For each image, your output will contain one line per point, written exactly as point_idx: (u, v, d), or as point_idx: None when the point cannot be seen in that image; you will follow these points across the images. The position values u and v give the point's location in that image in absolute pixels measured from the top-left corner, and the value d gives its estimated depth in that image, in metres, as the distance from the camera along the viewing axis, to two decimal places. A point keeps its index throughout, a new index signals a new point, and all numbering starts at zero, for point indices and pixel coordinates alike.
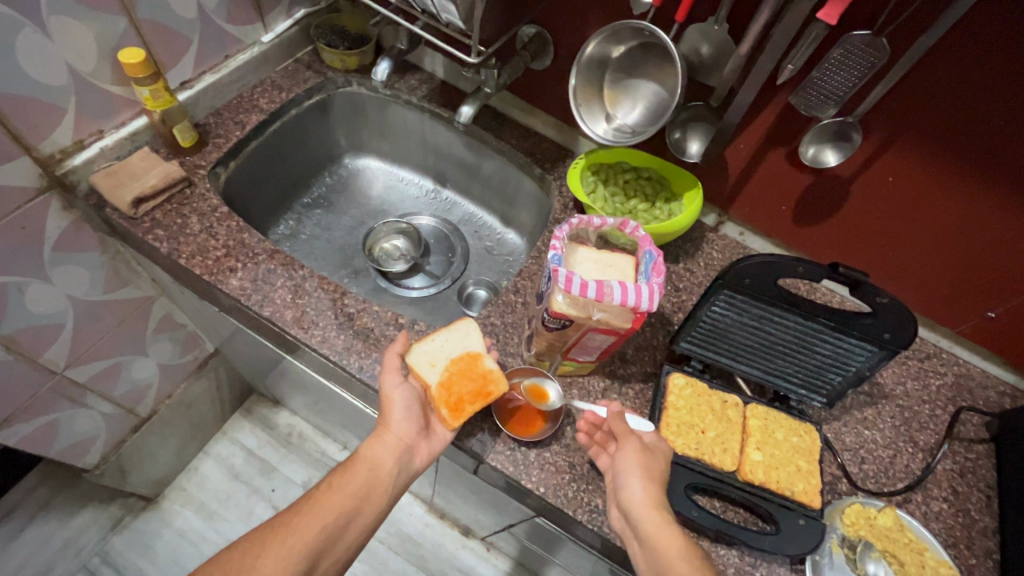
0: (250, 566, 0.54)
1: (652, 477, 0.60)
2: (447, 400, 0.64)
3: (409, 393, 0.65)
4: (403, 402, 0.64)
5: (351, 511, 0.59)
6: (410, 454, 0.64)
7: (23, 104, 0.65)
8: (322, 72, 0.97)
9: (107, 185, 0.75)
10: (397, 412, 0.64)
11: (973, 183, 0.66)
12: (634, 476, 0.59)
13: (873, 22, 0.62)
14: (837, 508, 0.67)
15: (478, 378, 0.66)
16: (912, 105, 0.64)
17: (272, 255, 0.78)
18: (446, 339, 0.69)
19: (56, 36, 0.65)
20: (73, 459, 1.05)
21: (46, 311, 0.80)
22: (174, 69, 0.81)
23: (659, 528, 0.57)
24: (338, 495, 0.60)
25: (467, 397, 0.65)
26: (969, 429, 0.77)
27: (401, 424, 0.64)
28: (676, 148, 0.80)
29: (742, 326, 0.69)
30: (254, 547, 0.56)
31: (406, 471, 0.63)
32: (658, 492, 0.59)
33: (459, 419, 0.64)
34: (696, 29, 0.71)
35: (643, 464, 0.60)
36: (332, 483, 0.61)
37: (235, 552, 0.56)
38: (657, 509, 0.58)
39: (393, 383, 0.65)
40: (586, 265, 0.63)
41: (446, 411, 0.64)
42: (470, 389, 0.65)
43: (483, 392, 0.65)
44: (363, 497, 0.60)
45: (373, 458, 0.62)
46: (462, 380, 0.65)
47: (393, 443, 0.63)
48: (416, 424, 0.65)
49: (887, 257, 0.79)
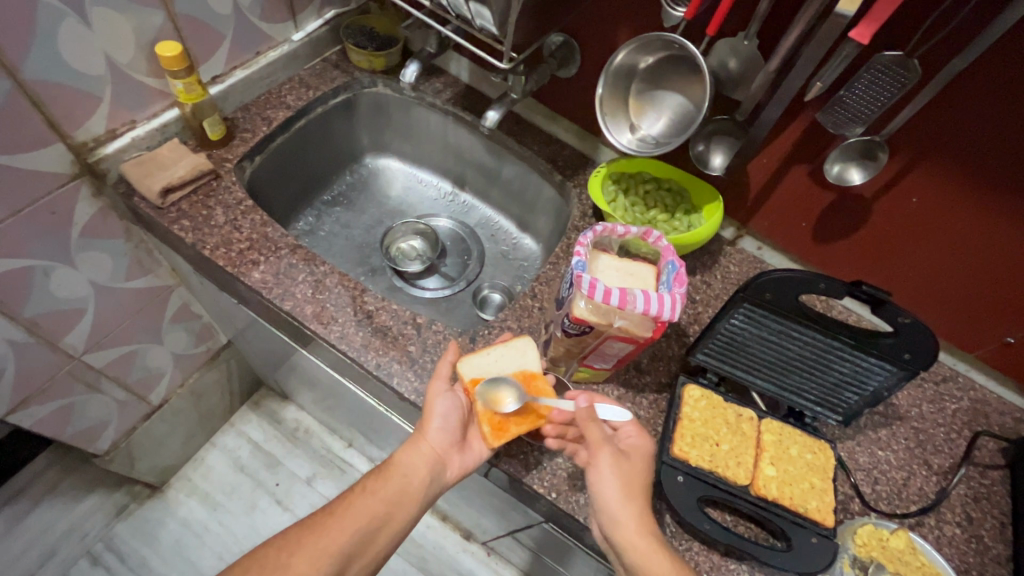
0: (281, 564, 0.55)
1: (632, 493, 0.60)
2: (492, 417, 0.64)
3: (452, 404, 0.65)
4: (443, 413, 0.64)
5: (383, 517, 0.60)
6: (443, 465, 0.64)
7: (59, 91, 0.66)
8: (349, 72, 0.98)
9: (137, 174, 0.77)
10: (436, 421, 0.64)
11: (999, 208, 0.66)
12: (610, 488, 0.60)
13: (906, 42, 0.62)
14: (849, 528, 0.67)
15: (528, 400, 0.65)
16: (940, 128, 0.65)
17: (295, 250, 0.79)
18: (502, 354, 0.68)
19: (97, 27, 0.66)
20: (86, 443, 1.05)
21: (69, 296, 0.81)
22: (206, 64, 0.82)
23: (641, 552, 0.58)
24: (371, 500, 0.60)
25: (513, 418, 0.64)
26: (985, 454, 0.76)
27: (437, 435, 0.64)
28: (698, 161, 0.80)
29: (759, 340, 0.70)
30: (289, 546, 0.56)
31: (437, 481, 0.63)
32: (638, 511, 0.60)
33: (502, 438, 0.63)
34: (725, 44, 0.72)
35: (620, 479, 0.61)
36: (366, 487, 0.61)
37: (269, 548, 0.56)
38: (638, 531, 0.59)
39: (439, 391, 0.65)
40: (609, 273, 0.63)
41: (489, 428, 0.64)
42: (518, 409, 0.64)
43: (530, 416, 0.65)
44: (395, 504, 0.60)
45: (407, 465, 0.62)
46: (510, 399, 0.65)
47: (428, 453, 0.63)
48: (453, 435, 0.65)
49: (907, 278, 0.79)
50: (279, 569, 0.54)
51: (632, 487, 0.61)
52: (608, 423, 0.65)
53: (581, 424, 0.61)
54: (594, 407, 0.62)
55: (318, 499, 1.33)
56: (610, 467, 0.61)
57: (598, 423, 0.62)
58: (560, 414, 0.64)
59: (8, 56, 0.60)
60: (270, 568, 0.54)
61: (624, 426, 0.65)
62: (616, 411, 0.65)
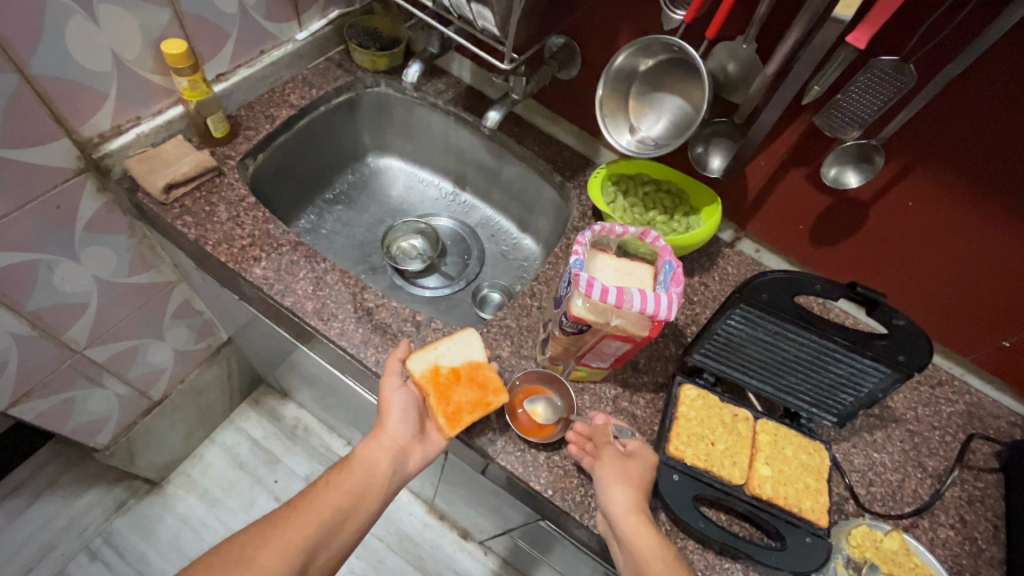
0: (247, 558, 0.55)
1: (630, 483, 0.61)
2: (445, 408, 0.65)
3: (407, 397, 0.66)
4: (400, 405, 0.65)
5: (346, 509, 0.60)
6: (404, 456, 0.64)
7: (65, 87, 0.67)
8: (352, 72, 0.98)
9: (141, 170, 0.77)
10: (395, 414, 0.65)
11: (997, 212, 0.67)
12: (614, 485, 0.61)
13: (902, 47, 0.62)
14: (843, 529, 0.67)
15: (478, 389, 0.66)
16: (936, 132, 0.65)
17: (296, 247, 0.80)
18: (448, 347, 0.69)
19: (104, 24, 0.67)
20: (86, 437, 1.06)
21: (73, 290, 0.82)
22: (211, 62, 0.83)
23: (633, 533, 0.58)
24: (333, 493, 0.61)
25: (466, 407, 0.65)
26: (980, 457, 0.77)
27: (396, 427, 0.65)
28: (697, 163, 0.81)
29: (755, 341, 0.70)
30: (254, 539, 0.57)
31: (400, 472, 0.64)
32: (636, 497, 0.60)
33: (457, 427, 0.64)
34: (725, 47, 0.72)
35: (622, 470, 0.62)
36: (330, 481, 0.62)
37: (234, 543, 0.57)
38: (632, 514, 0.59)
39: (393, 385, 0.66)
40: (607, 272, 0.63)
41: (443, 419, 0.65)
42: (469, 399, 0.66)
43: (482, 403, 0.66)
44: (358, 495, 0.61)
45: (369, 458, 0.63)
46: (461, 390, 0.66)
47: (388, 445, 0.64)
48: (411, 427, 0.65)
49: (905, 282, 0.79)
50: (244, 563, 0.55)
51: (632, 479, 0.61)
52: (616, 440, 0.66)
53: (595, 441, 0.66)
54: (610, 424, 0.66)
55: None
56: (611, 460, 0.62)
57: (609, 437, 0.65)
58: (580, 424, 0.67)
59: (16, 51, 0.61)
60: (237, 563, 0.55)
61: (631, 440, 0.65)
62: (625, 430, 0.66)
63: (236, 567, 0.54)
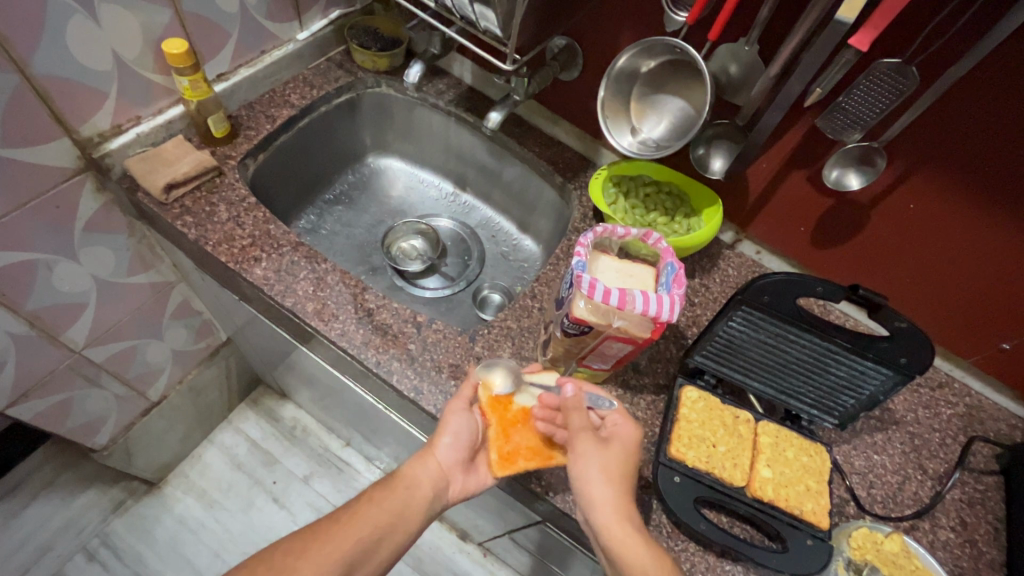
0: (289, 566, 0.54)
1: (612, 479, 0.61)
2: (502, 447, 0.66)
3: (467, 424, 0.66)
4: (456, 431, 0.65)
5: (386, 528, 0.59)
6: (446, 482, 0.65)
7: (65, 86, 0.67)
8: (353, 72, 0.98)
9: (141, 169, 0.77)
10: (448, 438, 0.65)
11: (999, 215, 0.67)
12: (593, 479, 0.61)
13: (904, 50, 0.63)
14: (844, 531, 0.67)
15: (541, 436, 0.66)
16: (936, 135, 0.65)
17: (297, 247, 0.79)
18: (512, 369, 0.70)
19: (104, 23, 0.66)
20: (84, 438, 1.06)
21: (72, 290, 0.82)
22: (212, 61, 0.83)
23: (616, 534, 0.58)
24: (375, 510, 0.60)
25: (523, 453, 0.66)
26: (980, 460, 0.77)
27: (445, 453, 0.65)
28: (699, 164, 0.81)
29: (757, 343, 0.70)
30: (296, 550, 0.55)
31: (440, 499, 0.64)
32: (619, 495, 0.60)
33: (507, 470, 0.65)
34: (726, 49, 0.73)
35: (602, 464, 0.61)
36: (372, 497, 0.61)
37: (275, 551, 0.55)
38: (614, 513, 0.59)
39: (456, 408, 0.65)
40: (609, 274, 0.63)
41: (496, 457, 0.66)
42: (528, 445, 0.66)
43: (541, 454, 0.65)
44: (399, 516, 0.60)
45: (412, 478, 0.63)
46: (524, 432, 0.67)
47: (433, 468, 0.64)
48: (461, 455, 0.65)
49: (906, 285, 0.80)
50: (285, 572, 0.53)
51: (613, 474, 0.61)
52: (594, 411, 0.66)
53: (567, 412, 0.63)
54: (581, 393, 0.64)
55: (314, 497, 1.33)
56: (589, 452, 0.61)
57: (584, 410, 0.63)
58: (548, 397, 0.66)
59: (17, 50, 0.60)
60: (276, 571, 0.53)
61: (611, 415, 0.65)
62: (603, 400, 0.65)
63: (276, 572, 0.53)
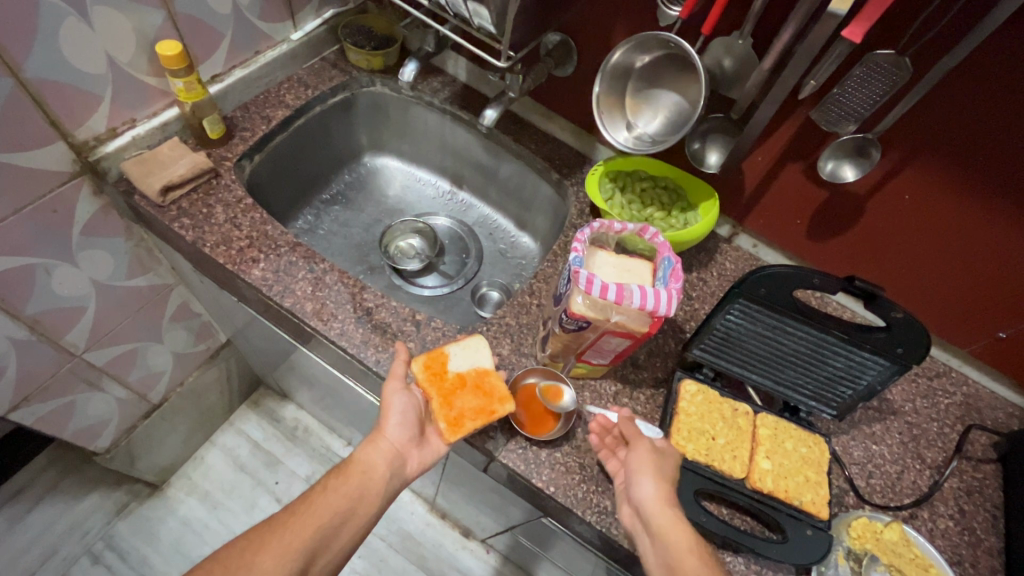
0: (247, 563, 0.54)
1: (661, 476, 0.61)
2: (448, 414, 0.65)
3: (409, 401, 0.67)
4: (400, 410, 0.66)
5: (346, 511, 0.60)
6: (402, 460, 0.65)
7: (60, 90, 0.67)
8: (348, 71, 0.98)
9: (137, 172, 0.77)
10: (394, 417, 0.65)
11: (995, 204, 0.67)
12: (643, 475, 0.60)
13: (898, 40, 0.63)
14: (843, 521, 0.68)
15: (482, 396, 0.66)
16: (932, 124, 0.65)
17: (294, 248, 0.79)
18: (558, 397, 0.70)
19: (98, 26, 0.66)
20: (86, 441, 1.06)
21: (70, 294, 0.82)
22: (206, 63, 0.83)
23: (665, 526, 0.58)
24: (332, 497, 0.60)
25: (468, 414, 0.65)
26: (978, 448, 0.77)
27: (395, 431, 0.65)
28: (694, 158, 0.81)
29: (754, 336, 0.70)
30: (253, 544, 0.56)
31: (399, 476, 0.64)
32: (665, 489, 0.60)
33: (458, 432, 0.64)
34: (720, 43, 0.73)
35: (653, 463, 0.61)
36: (328, 484, 0.62)
37: (232, 549, 0.56)
38: (663, 506, 0.59)
39: (394, 388, 0.66)
40: (606, 268, 0.63)
41: (445, 425, 0.65)
42: (473, 405, 0.66)
43: (486, 410, 0.65)
44: (357, 498, 0.61)
45: (366, 461, 0.63)
46: (465, 396, 0.66)
47: (386, 448, 0.64)
48: (410, 431, 0.66)
49: (902, 274, 0.80)
50: (244, 568, 0.54)
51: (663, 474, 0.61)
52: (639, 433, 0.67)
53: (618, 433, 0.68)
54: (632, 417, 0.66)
55: None
56: (644, 451, 0.62)
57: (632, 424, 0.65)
58: (603, 415, 0.68)
59: (11, 56, 0.60)
60: (234, 568, 0.54)
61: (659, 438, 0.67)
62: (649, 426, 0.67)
63: (234, 571, 0.54)
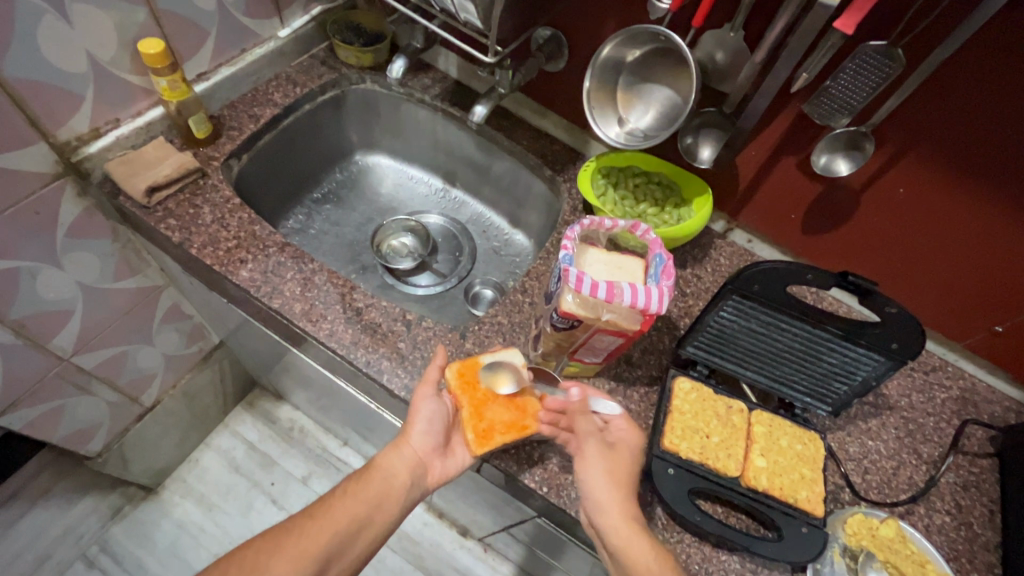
0: (262, 565, 0.54)
1: (616, 480, 0.62)
2: (477, 425, 0.64)
3: (438, 409, 0.66)
4: (427, 416, 0.65)
5: (363, 518, 0.60)
6: (424, 469, 0.65)
7: (41, 90, 0.66)
8: (337, 69, 0.97)
9: (122, 173, 0.76)
10: (421, 425, 0.65)
11: (990, 196, 0.66)
12: (597, 480, 0.62)
13: (890, 31, 0.62)
14: (839, 518, 0.67)
15: (516, 411, 0.65)
16: (927, 117, 0.64)
17: (283, 248, 0.79)
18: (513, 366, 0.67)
19: (77, 24, 0.65)
20: (77, 445, 1.05)
21: (57, 297, 0.81)
22: (192, 61, 0.82)
23: (620, 533, 0.59)
24: (350, 503, 0.60)
25: (499, 427, 0.64)
26: (975, 443, 0.77)
27: (421, 439, 0.65)
28: (688, 153, 0.80)
29: (748, 332, 0.70)
30: (269, 547, 0.56)
31: (419, 486, 0.64)
32: (621, 495, 0.61)
33: (485, 446, 0.63)
34: (712, 35, 0.72)
35: (606, 467, 0.62)
36: (347, 490, 0.62)
37: (248, 550, 0.56)
38: (620, 514, 0.60)
39: (426, 394, 0.65)
40: (597, 266, 0.62)
41: (473, 436, 0.64)
42: (504, 419, 0.64)
43: (517, 426, 0.64)
44: (377, 505, 0.61)
45: (389, 467, 0.63)
46: (497, 408, 0.65)
47: (409, 456, 0.64)
48: (436, 439, 0.65)
49: (898, 268, 0.79)
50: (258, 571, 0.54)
51: (617, 476, 0.62)
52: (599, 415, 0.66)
53: (571, 416, 0.64)
54: (587, 399, 0.65)
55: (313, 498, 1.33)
56: (598, 454, 0.63)
57: (588, 415, 0.64)
58: (552, 400, 0.65)
59: None
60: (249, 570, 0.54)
61: (616, 417, 0.65)
62: (606, 404, 0.65)
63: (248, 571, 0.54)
